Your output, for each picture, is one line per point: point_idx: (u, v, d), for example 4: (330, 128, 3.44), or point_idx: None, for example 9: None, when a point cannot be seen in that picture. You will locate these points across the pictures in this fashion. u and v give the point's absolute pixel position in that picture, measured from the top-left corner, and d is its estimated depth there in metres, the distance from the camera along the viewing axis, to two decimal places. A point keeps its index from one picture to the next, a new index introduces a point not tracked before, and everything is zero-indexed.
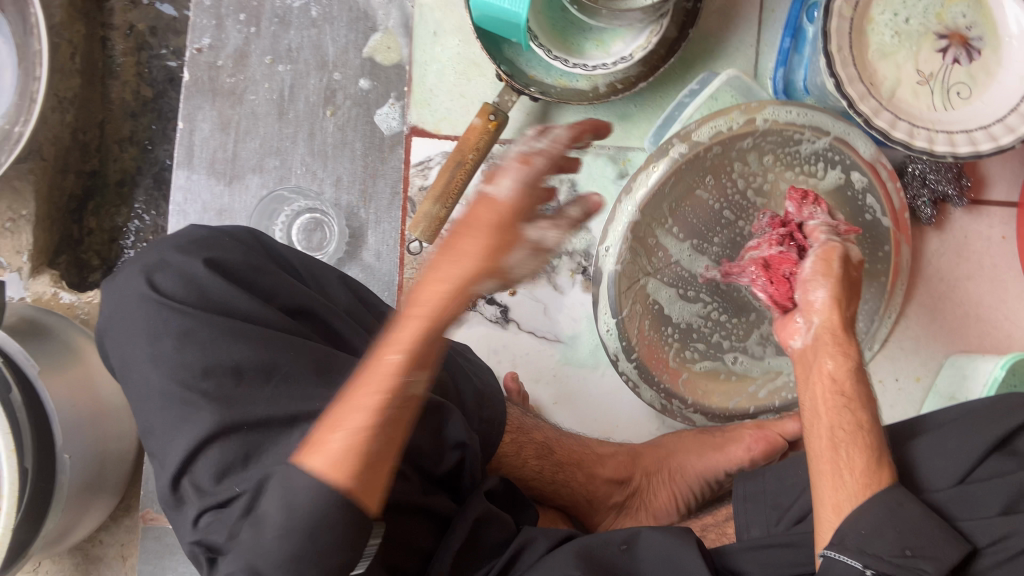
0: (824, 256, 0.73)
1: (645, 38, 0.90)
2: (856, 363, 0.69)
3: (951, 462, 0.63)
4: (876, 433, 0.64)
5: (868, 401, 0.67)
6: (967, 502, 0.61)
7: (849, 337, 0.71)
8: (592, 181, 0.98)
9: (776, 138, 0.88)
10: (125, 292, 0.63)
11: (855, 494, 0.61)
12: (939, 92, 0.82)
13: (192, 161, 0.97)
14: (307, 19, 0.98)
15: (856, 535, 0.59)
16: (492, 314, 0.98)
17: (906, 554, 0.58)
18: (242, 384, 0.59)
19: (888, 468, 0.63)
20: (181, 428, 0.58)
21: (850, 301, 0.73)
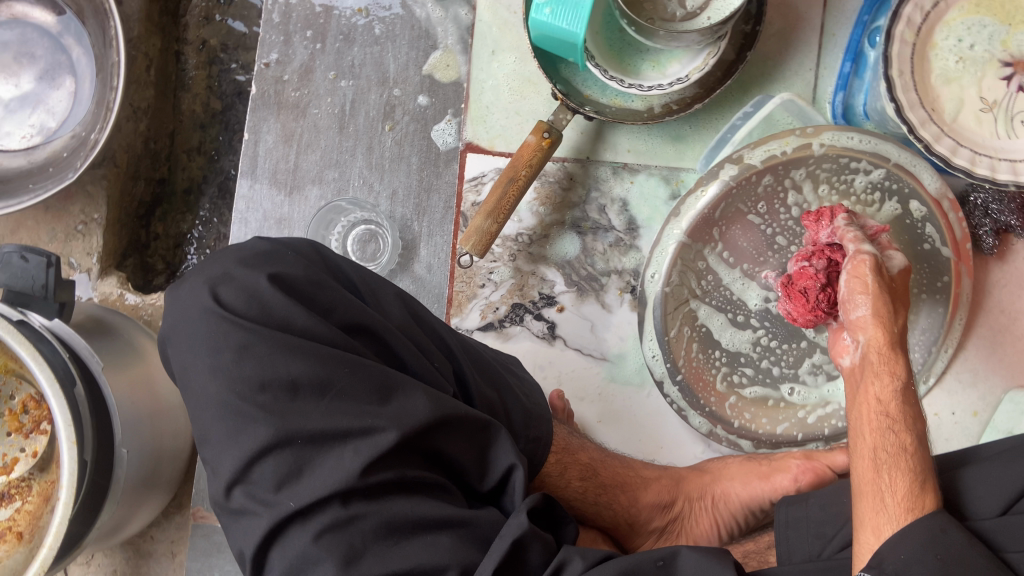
0: (856, 272, 0.73)
1: (702, 59, 0.91)
2: (906, 384, 0.68)
3: (997, 491, 0.63)
4: (921, 455, 0.63)
5: (915, 423, 0.65)
6: (1009, 532, 0.60)
7: (898, 358, 0.69)
8: (644, 201, 0.98)
9: (832, 165, 0.87)
10: (189, 302, 0.64)
11: (894, 516, 0.60)
12: (1003, 120, 0.80)
13: (256, 171, 1.00)
14: (371, 36, 1.00)
15: (895, 560, 0.57)
16: (539, 330, 0.98)
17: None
18: (297, 399, 0.61)
19: (934, 493, 0.62)
20: (237, 439, 0.61)
21: (896, 316, 0.71)
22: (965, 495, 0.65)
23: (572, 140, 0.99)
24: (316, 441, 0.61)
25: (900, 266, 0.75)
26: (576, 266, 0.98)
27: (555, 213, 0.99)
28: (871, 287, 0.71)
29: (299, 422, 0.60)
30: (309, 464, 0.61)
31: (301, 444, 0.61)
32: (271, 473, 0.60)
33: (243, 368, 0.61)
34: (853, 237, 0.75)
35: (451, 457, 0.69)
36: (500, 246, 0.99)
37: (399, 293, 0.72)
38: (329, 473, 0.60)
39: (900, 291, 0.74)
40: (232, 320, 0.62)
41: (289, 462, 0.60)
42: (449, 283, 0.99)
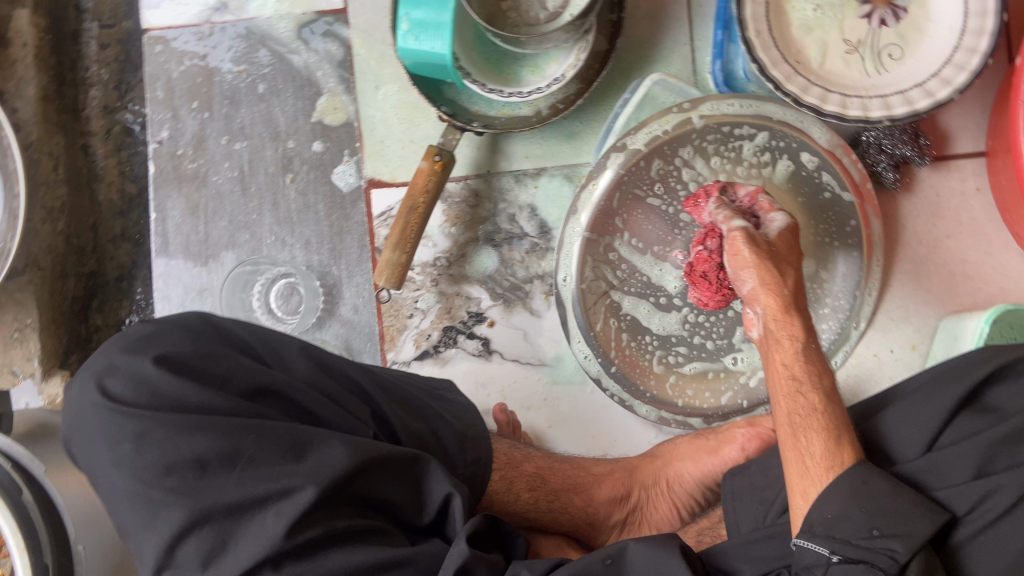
0: (734, 249, 0.72)
1: (575, 55, 0.92)
2: (807, 343, 0.69)
3: (917, 429, 0.63)
4: (832, 410, 0.64)
5: (823, 377, 0.67)
6: (935, 468, 0.60)
7: (794, 320, 0.69)
8: (551, 202, 0.98)
9: (716, 135, 0.88)
10: (81, 401, 0.64)
11: (817, 477, 0.61)
12: (870, 57, 0.81)
13: (168, 248, 1.01)
14: (254, 95, 1.00)
15: (823, 520, 0.58)
16: (474, 348, 0.99)
17: (874, 534, 0.56)
18: (206, 474, 0.60)
19: (852, 446, 0.62)
20: (152, 527, 0.59)
21: (784, 278, 0.70)
22: (889, 437, 0.65)
23: (468, 156, 0.99)
24: (234, 513, 0.59)
25: (783, 226, 0.74)
26: (497, 278, 0.98)
27: (468, 231, 0.99)
28: (751, 259, 0.70)
29: (212, 497, 0.59)
30: (232, 536, 0.59)
31: (220, 519, 0.59)
32: (195, 554, 0.59)
33: (144, 455, 0.60)
34: (729, 215, 0.75)
35: (385, 498, 0.67)
36: (419, 273, 0.99)
37: (302, 346, 0.72)
38: (254, 541, 0.59)
39: (787, 250, 0.73)
40: (126, 411, 0.61)
41: (211, 539, 0.59)
42: (378, 320, 0.99)
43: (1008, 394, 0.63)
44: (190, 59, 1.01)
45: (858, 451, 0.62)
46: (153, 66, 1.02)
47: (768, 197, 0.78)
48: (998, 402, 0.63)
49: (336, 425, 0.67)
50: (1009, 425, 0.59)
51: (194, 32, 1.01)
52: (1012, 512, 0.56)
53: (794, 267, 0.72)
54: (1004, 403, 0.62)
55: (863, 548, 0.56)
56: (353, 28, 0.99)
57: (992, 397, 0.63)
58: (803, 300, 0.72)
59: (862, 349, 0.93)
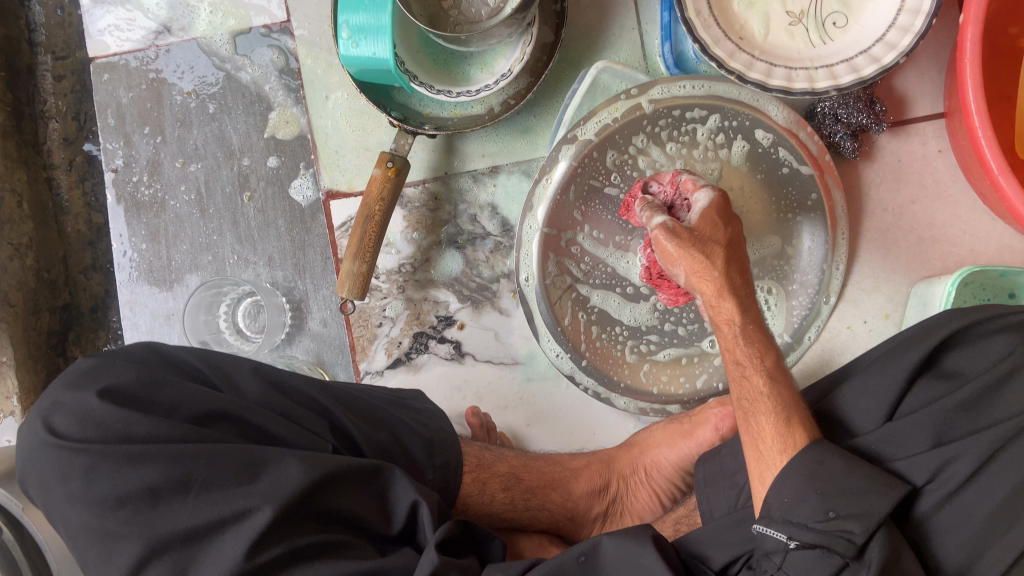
0: (659, 246, 0.70)
1: (521, 49, 0.91)
2: (747, 324, 0.69)
3: (875, 400, 0.63)
4: (777, 392, 0.65)
5: (766, 355, 0.68)
6: (894, 440, 0.60)
7: (730, 302, 0.69)
8: (511, 199, 0.98)
9: (667, 120, 0.86)
10: (30, 439, 0.62)
11: (772, 460, 0.62)
12: (814, 28, 0.80)
13: (133, 275, 1.01)
14: (206, 115, 1.00)
15: (781, 504, 0.58)
16: (446, 352, 0.98)
17: (830, 516, 0.56)
18: (160, 503, 0.59)
19: (803, 424, 0.62)
20: (112, 558, 0.58)
21: (713, 260, 0.68)
22: (848, 410, 0.65)
23: (424, 159, 0.98)
24: (193, 539, 0.59)
25: (706, 203, 0.71)
26: (464, 280, 0.98)
27: (430, 235, 0.98)
28: (676, 253, 0.68)
29: (169, 525, 0.58)
30: (193, 562, 0.59)
31: (179, 547, 0.59)
32: None
33: (96, 489, 0.58)
34: (651, 207, 0.74)
35: (349, 510, 0.66)
36: (384, 281, 0.98)
37: (254, 366, 0.71)
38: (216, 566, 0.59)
39: (718, 227, 0.69)
40: (72, 447, 0.60)
41: (172, 565, 0.59)
42: (348, 332, 0.98)
43: (966, 358, 0.62)
44: (137, 85, 1.01)
45: (809, 429, 0.62)
46: (102, 94, 1.01)
47: (691, 176, 0.76)
48: (956, 365, 0.63)
49: (294, 443, 0.66)
50: (966, 391, 0.59)
51: (139, 56, 1.00)
52: (972, 480, 0.56)
53: (726, 244, 0.70)
54: (963, 368, 0.62)
55: (819, 532, 0.56)
56: (299, 40, 0.98)
57: (950, 361, 0.63)
58: (738, 270, 0.70)
59: (835, 322, 0.92)
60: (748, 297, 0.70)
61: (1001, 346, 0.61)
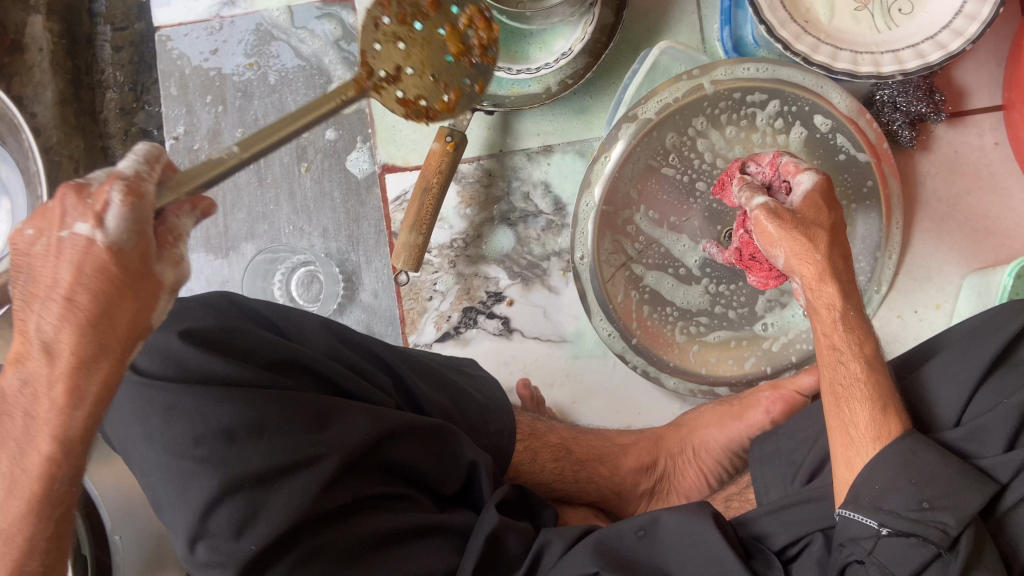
0: (760, 226, 0.73)
1: (582, 29, 0.92)
2: (846, 311, 0.71)
3: (953, 393, 0.64)
4: (875, 380, 0.66)
5: (864, 342, 0.69)
6: (976, 435, 0.60)
7: (830, 288, 0.72)
8: (565, 178, 0.98)
9: (726, 102, 0.87)
10: None
11: (862, 447, 0.62)
12: (880, 14, 0.80)
13: (191, 242, 1.03)
14: (266, 87, 1.01)
15: (871, 491, 0.59)
16: (494, 327, 0.99)
17: (923, 506, 0.57)
18: (234, 444, 0.60)
19: (898, 414, 0.63)
20: (184, 496, 0.59)
21: (815, 243, 0.71)
22: (928, 405, 0.65)
23: (481, 137, 1.00)
24: (265, 481, 0.60)
25: (809, 187, 0.74)
26: (515, 257, 0.99)
27: (482, 211, 0.99)
28: (778, 234, 0.71)
29: (243, 467, 0.59)
30: (262, 503, 0.59)
31: (251, 487, 0.59)
32: (228, 521, 0.58)
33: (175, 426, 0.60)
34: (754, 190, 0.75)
35: (410, 467, 0.69)
36: (436, 256, 1.00)
37: (323, 322, 0.73)
38: (286, 507, 0.59)
39: (824, 216, 0.72)
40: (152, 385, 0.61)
41: (242, 506, 0.59)
42: (399, 304, 1.00)
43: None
44: (201, 55, 1.02)
45: (904, 419, 0.63)
46: (166, 62, 1.03)
47: (792, 158, 0.77)
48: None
49: (360, 395, 0.69)
50: None
51: (202, 27, 1.02)
52: None
53: (829, 228, 0.73)
54: None
55: (912, 521, 0.57)
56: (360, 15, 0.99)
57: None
58: (839, 252, 0.73)
59: (885, 311, 0.93)
60: (846, 280, 0.73)
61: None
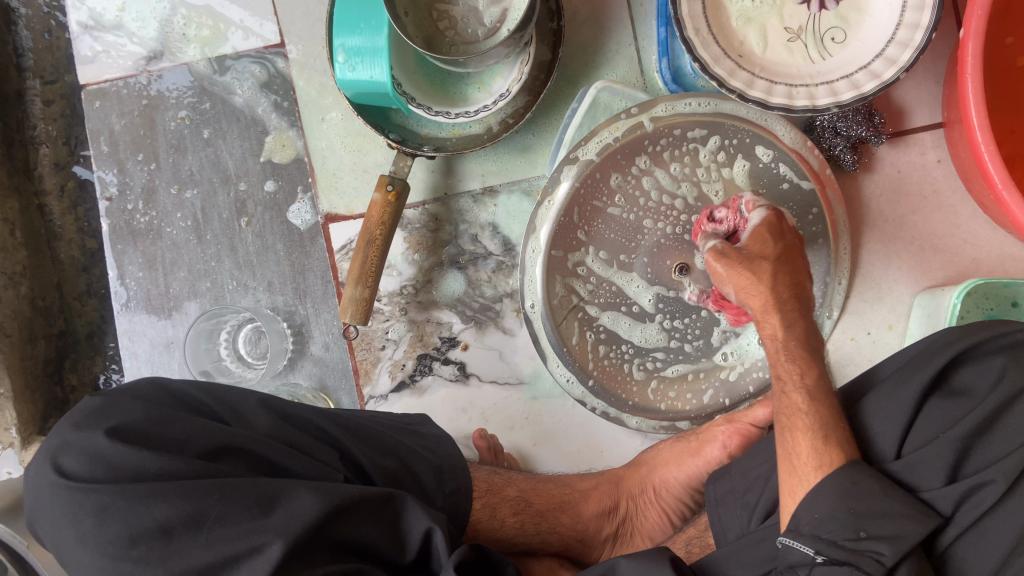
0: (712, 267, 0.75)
1: (518, 68, 0.90)
2: (790, 339, 0.71)
3: (890, 424, 0.63)
4: (817, 410, 0.65)
5: (808, 370, 0.69)
6: (915, 467, 0.60)
7: (775, 318, 0.71)
8: (512, 219, 0.97)
9: (668, 139, 0.86)
10: (39, 482, 0.62)
11: (805, 475, 0.62)
12: (813, 44, 0.79)
13: (131, 304, 1.00)
14: (200, 140, 0.98)
15: (811, 519, 0.59)
16: (450, 374, 0.97)
17: (860, 535, 0.57)
18: (173, 541, 0.58)
19: (840, 443, 0.62)
20: None
21: (759, 275, 0.72)
22: (868, 437, 0.64)
23: (423, 180, 0.98)
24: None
25: (758, 222, 0.74)
26: (467, 301, 0.97)
27: (431, 256, 0.98)
28: (725, 273, 0.73)
29: (182, 563, 0.58)
30: None
31: None
32: None
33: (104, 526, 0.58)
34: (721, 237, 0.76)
35: (362, 543, 0.65)
36: (386, 304, 0.98)
37: (261, 399, 0.73)
38: None
39: (771, 246, 0.73)
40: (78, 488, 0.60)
41: None
42: (351, 355, 0.98)
43: (975, 374, 0.62)
44: (132, 111, 0.99)
45: (848, 445, 0.62)
46: (95, 121, 1.00)
47: (753, 198, 0.78)
48: (967, 383, 0.62)
49: (304, 474, 0.67)
50: (980, 411, 0.59)
51: (130, 83, 0.99)
52: (996, 508, 0.56)
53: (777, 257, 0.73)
54: (971, 384, 0.62)
55: (848, 550, 0.56)
56: (292, 62, 0.97)
57: (960, 378, 0.63)
58: (785, 275, 0.72)
59: (839, 335, 0.93)
60: (790, 303, 0.72)
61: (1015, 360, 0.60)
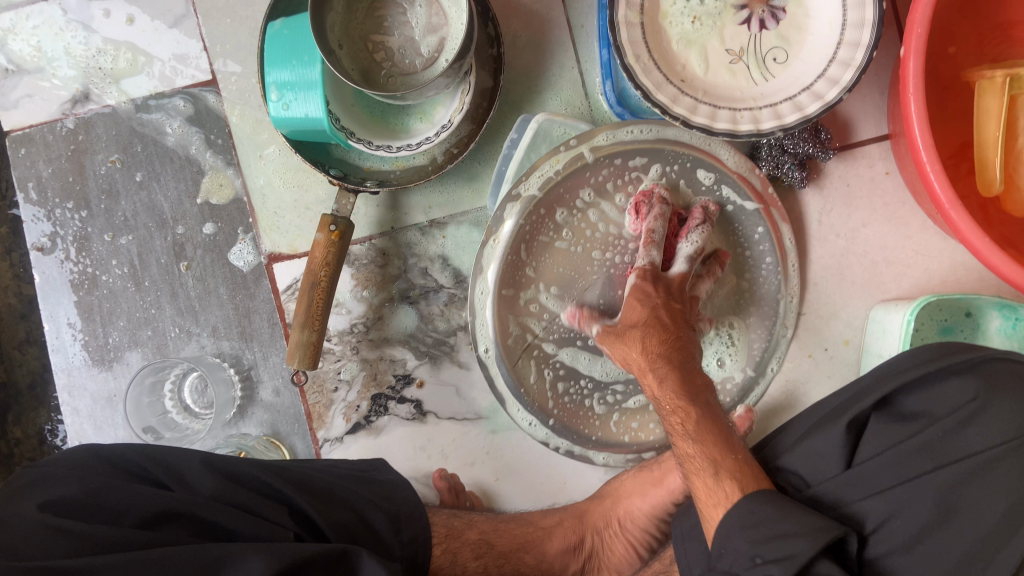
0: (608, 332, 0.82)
1: (460, 98, 0.88)
2: (668, 381, 0.75)
3: (837, 444, 0.70)
4: (704, 451, 0.70)
5: (692, 405, 0.73)
6: (860, 480, 0.68)
7: (654, 368, 0.76)
8: (462, 250, 0.95)
9: (609, 169, 0.85)
10: None
11: (709, 513, 0.68)
12: (755, 65, 0.78)
13: (70, 357, 0.96)
14: (133, 184, 0.95)
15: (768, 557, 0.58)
16: (407, 412, 0.95)
17: (755, 561, 0.61)
18: None
19: (732, 475, 0.68)
20: None
21: (632, 344, 0.78)
22: (817, 456, 0.71)
23: (368, 215, 0.95)
24: None
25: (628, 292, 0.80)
26: (420, 336, 0.95)
27: (380, 292, 0.95)
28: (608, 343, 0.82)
29: None
30: None
31: None
32: None
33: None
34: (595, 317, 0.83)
35: None
36: (337, 343, 0.95)
37: (204, 458, 0.70)
38: None
39: (636, 317, 0.78)
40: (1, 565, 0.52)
41: None
42: (303, 399, 0.94)
43: (920, 400, 0.69)
44: (58, 157, 0.95)
45: (742, 482, 0.67)
46: (19, 168, 0.96)
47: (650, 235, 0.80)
48: (913, 409, 0.69)
49: (252, 534, 0.64)
50: (925, 434, 0.66)
51: (55, 127, 0.95)
52: (927, 521, 0.63)
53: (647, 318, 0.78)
54: (916, 409, 0.69)
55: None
56: (224, 99, 0.93)
57: (906, 404, 0.70)
58: (654, 334, 0.77)
59: (797, 352, 0.93)
60: (659, 359, 0.76)
61: (955, 388, 0.67)
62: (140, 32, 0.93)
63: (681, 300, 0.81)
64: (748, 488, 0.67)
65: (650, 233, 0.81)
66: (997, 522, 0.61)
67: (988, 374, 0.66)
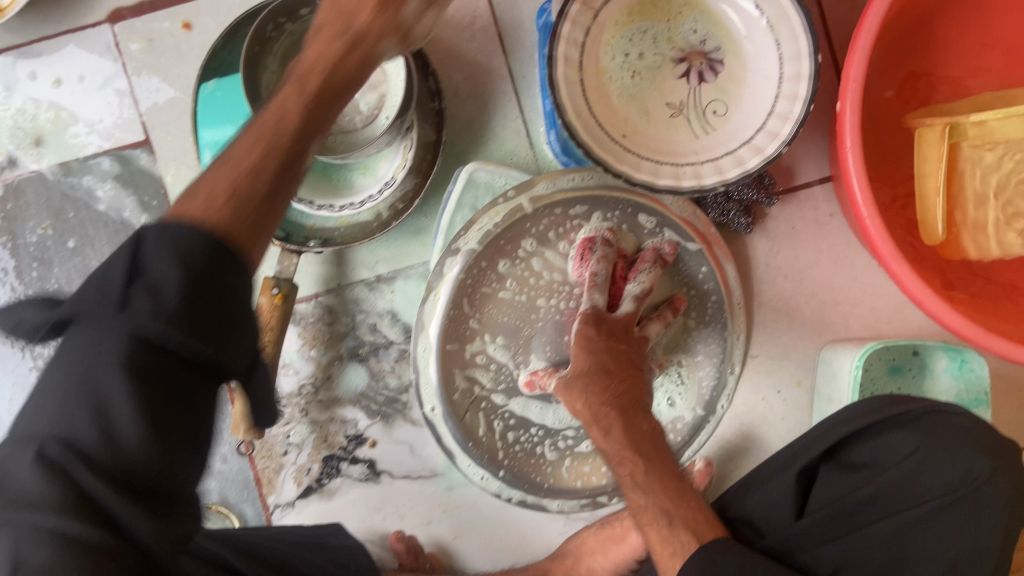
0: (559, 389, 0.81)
1: (403, 154, 0.88)
2: (616, 426, 0.72)
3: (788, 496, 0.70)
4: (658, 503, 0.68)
5: (643, 450, 0.71)
6: (812, 530, 0.67)
7: (605, 414, 0.73)
8: (411, 304, 0.93)
9: (549, 218, 0.84)
10: None
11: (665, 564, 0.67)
12: (695, 119, 0.78)
13: None
14: (65, 250, 0.91)
15: None
16: (360, 473, 0.92)
17: None
18: None
19: (688, 526, 0.67)
20: None
21: (582, 394, 0.75)
22: (767, 509, 0.71)
23: (312, 272, 0.92)
24: None
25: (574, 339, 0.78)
26: (371, 394, 0.93)
27: (329, 350, 0.93)
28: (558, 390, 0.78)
29: None
30: None
31: None
32: None
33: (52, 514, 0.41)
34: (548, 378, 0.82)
35: None
36: (285, 406, 0.92)
37: None
38: None
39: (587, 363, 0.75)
40: None
41: None
42: (251, 464, 0.92)
43: (864, 451, 0.70)
44: None
45: (699, 531, 0.67)
46: None
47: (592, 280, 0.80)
48: (860, 459, 0.70)
49: None
50: (872, 486, 0.66)
51: None
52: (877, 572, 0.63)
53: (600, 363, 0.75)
54: (862, 460, 0.69)
55: None
56: (158, 159, 0.90)
57: (854, 454, 0.70)
58: (599, 385, 0.74)
59: (750, 396, 0.93)
60: (609, 409, 0.73)
61: (894, 440, 0.68)
62: (68, 94, 0.90)
63: (627, 340, 0.79)
64: (705, 537, 0.66)
65: (592, 278, 0.80)
66: (943, 571, 0.62)
67: (927, 426, 0.67)
